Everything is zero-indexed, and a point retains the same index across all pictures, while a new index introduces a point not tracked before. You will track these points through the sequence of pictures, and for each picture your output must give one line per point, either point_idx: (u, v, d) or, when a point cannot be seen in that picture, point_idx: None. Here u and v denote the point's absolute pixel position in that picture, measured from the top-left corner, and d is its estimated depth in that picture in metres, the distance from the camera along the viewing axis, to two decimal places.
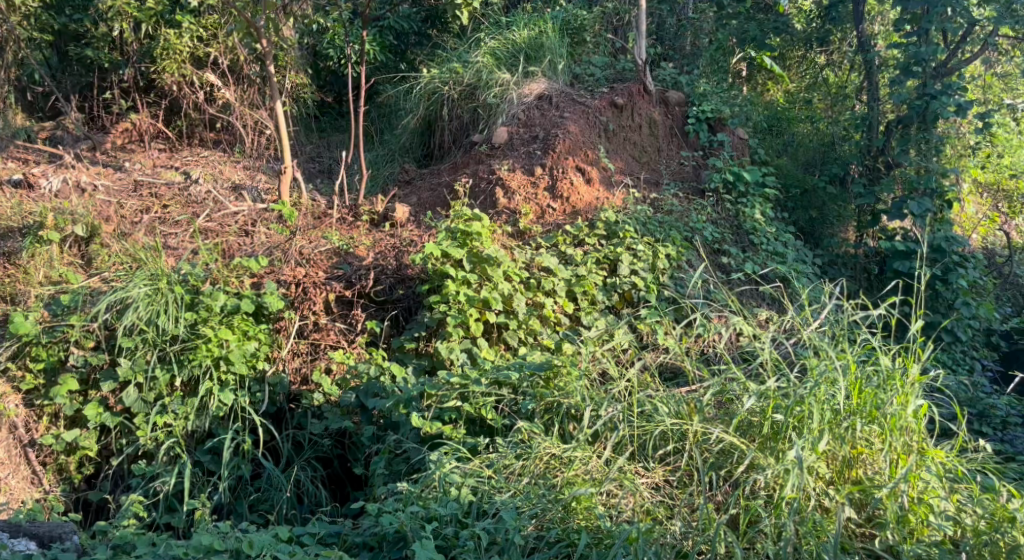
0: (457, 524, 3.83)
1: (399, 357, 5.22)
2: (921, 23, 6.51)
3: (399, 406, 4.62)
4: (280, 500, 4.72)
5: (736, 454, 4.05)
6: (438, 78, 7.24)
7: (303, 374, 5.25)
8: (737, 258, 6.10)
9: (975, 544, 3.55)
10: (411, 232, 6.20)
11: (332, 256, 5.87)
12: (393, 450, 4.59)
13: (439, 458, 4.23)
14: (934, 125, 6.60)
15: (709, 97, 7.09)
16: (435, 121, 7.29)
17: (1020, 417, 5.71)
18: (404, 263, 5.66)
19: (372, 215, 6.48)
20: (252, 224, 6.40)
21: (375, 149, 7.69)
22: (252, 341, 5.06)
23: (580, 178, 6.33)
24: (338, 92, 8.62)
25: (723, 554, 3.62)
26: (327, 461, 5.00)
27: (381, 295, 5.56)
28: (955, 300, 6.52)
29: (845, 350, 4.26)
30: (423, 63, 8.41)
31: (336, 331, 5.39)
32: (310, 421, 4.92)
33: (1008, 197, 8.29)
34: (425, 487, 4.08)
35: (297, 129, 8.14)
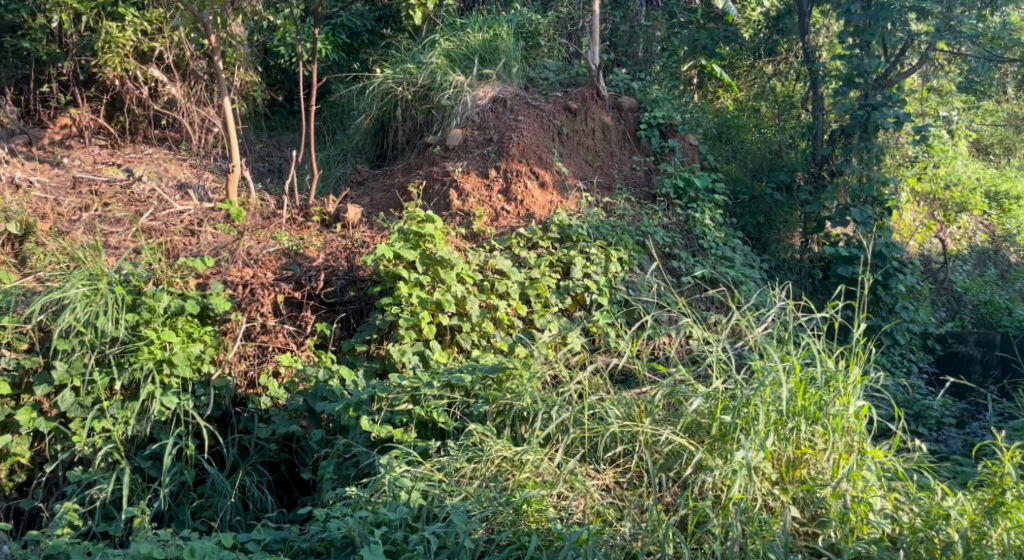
0: (406, 529, 3.81)
1: (349, 360, 5.17)
2: (863, 35, 6.69)
3: (348, 409, 4.57)
4: (225, 506, 4.65)
5: (683, 456, 4.11)
6: (392, 78, 7.20)
7: (250, 377, 5.19)
8: (687, 262, 6.19)
9: (912, 542, 3.63)
10: (363, 232, 6.16)
11: (280, 256, 5.83)
12: (342, 454, 4.55)
13: (389, 461, 4.20)
14: (875, 135, 6.76)
15: (660, 104, 7.19)
16: (388, 122, 7.26)
17: (953, 417, 5.89)
18: (355, 264, 5.63)
19: (323, 216, 6.42)
20: (198, 224, 6.28)
21: (326, 149, 7.66)
22: (196, 344, 4.98)
23: (534, 182, 6.36)
24: (289, 90, 8.62)
25: (672, 556, 3.66)
26: (274, 465, 4.96)
27: (332, 297, 5.51)
28: (895, 304, 6.73)
29: (790, 353, 4.37)
30: (374, 63, 8.30)
31: (285, 334, 5.34)
32: (257, 425, 4.87)
33: (943, 206, 8.61)
34: (374, 492, 4.05)
35: (246, 127, 7.96)
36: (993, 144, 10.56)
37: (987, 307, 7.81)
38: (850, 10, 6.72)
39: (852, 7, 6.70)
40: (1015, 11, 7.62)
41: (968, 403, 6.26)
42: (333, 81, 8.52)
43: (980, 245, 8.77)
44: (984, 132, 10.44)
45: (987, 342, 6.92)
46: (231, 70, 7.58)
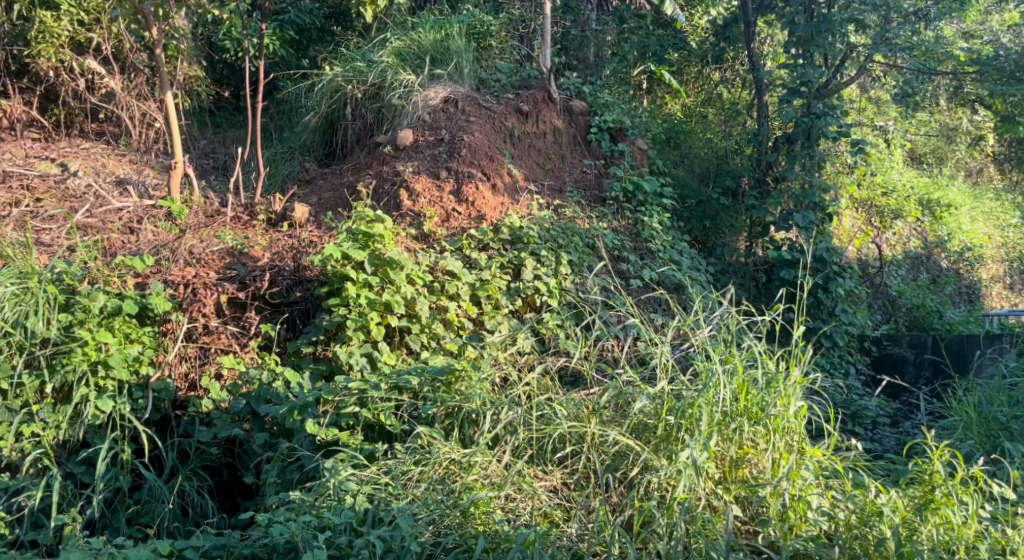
0: (351, 533, 3.80)
1: (295, 362, 5.11)
2: (808, 46, 6.85)
3: (292, 412, 4.51)
4: (163, 512, 4.51)
5: (630, 456, 4.16)
6: (341, 76, 7.13)
7: (191, 379, 5.16)
8: (636, 265, 6.27)
9: (847, 538, 3.71)
10: (311, 232, 6.09)
11: (224, 256, 5.75)
12: (286, 458, 4.50)
13: (334, 465, 4.17)
14: (817, 143, 6.93)
15: (610, 108, 7.26)
16: (337, 121, 7.21)
17: (887, 417, 6.06)
18: (302, 264, 5.58)
19: (269, 215, 6.37)
20: (138, 222, 6.15)
21: (273, 147, 7.57)
22: (134, 345, 4.90)
23: (485, 183, 6.35)
24: (235, 86, 8.51)
25: (618, 556, 3.70)
26: (215, 469, 4.88)
27: (277, 297, 5.47)
28: (835, 307, 6.90)
29: (733, 355, 4.45)
30: (324, 61, 8.24)
31: (228, 335, 5.26)
32: (198, 429, 4.77)
33: (880, 213, 8.75)
34: (318, 496, 4.03)
35: (190, 123, 7.87)
36: (925, 153, 10.95)
37: (919, 311, 8.23)
38: (794, 21, 6.90)
39: (796, 18, 6.88)
40: (949, 25, 7.88)
41: (901, 403, 6.46)
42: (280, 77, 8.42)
43: (913, 250, 9.24)
44: (918, 142, 10.77)
45: (919, 345, 7.15)
46: (174, 63, 7.44)
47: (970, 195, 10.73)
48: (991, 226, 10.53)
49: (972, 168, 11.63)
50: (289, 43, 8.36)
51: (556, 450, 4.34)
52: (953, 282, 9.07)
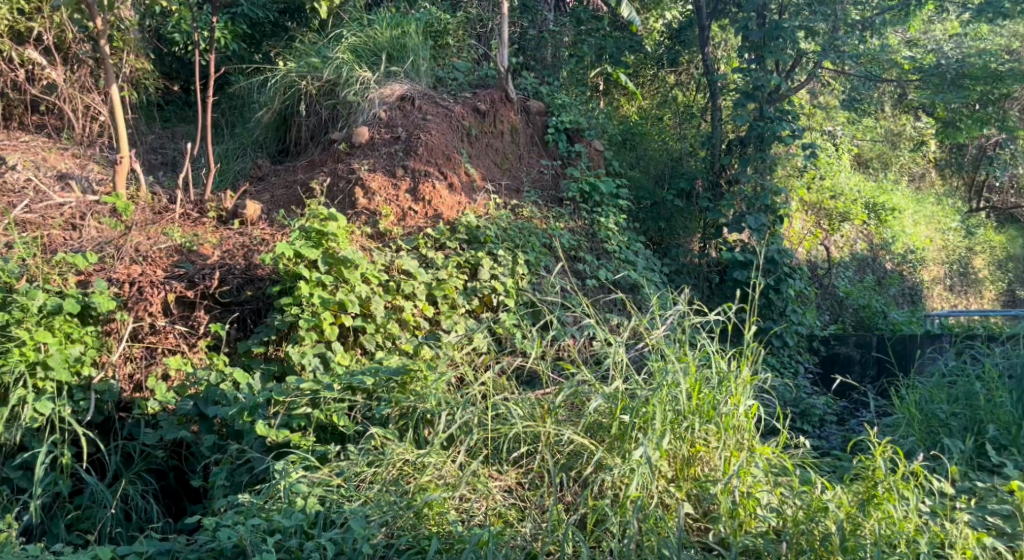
0: (301, 536, 3.78)
1: (245, 362, 5.05)
2: (761, 52, 6.90)
3: (241, 414, 4.44)
4: (104, 517, 4.42)
5: (584, 455, 4.20)
6: (295, 72, 7.06)
7: (137, 380, 5.05)
8: (593, 265, 6.32)
9: (794, 533, 3.78)
10: (263, 230, 6.02)
11: (172, 253, 5.66)
12: (235, 460, 4.45)
13: (285, 467, 4.13)
14: (769, 147, 7.06)
15: (567, 109, 7.32)
16: (291, 117, 7.12)
17: (834, 415, 6.20)
18: (253, 263, 5.52)
19: (220, 212, 6.30)
20: (81, 218, 6.03)
21: (224, 143, 7.46)
22: (75, 345, 4.77)
23: (441, 182, 6.34)
24: (185, 81, 8.38)
25: (571, 555, 3.72)
26: (161, 473, 4.77)
27: (228, 297, 5.39)
28: (785, 307, 7.04)
29: (687, 354, 4.51)
30: (278, 56, 8.16)
31: (176, 335, 5.19)
32: (143, 431, 4.68)
33: (828, 216, 9.01)
34: (268, 499, 3.99)
35: (137, 117, 7.73)
36: (872, 158, 11.16)
37: (865, 312, 8.42)
38: (747, 26, 6.94)
39: (749, 24, 6.93)
40: (893, 34, 8.10)
41: (848, 402, 6.61)
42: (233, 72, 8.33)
43: (859, 252, 9.45)
44: (864, 147, 11.00)
45: (864, 344, 7.23)
46: (119, 55, 7.36)
47: (913, 199, 11.00)
48: (932, 229, 10.82)
49: (915, 173, 11.95)
50: (241, 37, 8.24)
51: (511, 450, 4.35)
52: (896, 284, 9.37)
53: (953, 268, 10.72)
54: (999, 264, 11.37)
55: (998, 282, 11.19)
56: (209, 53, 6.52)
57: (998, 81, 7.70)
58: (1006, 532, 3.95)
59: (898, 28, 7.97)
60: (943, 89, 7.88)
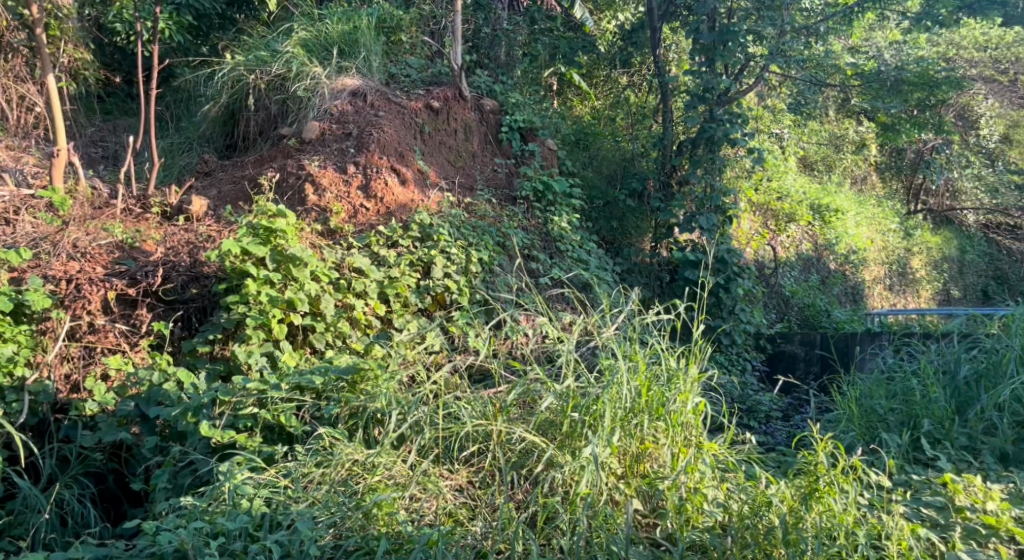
0: (246, 538, 3.75)
1: (190, 362, 4.98)
2: (711, 54, 7.04)
3: (185, 414, 4.37)
4: (37, 523, 4.27)
5: (535, 453, 4.22)
6: (243, 65, 6.96)
7: (74, 380, 4.97)
8: (546, 264, 6.35)
9: (739, 528, 3.84)
10: (209, 227, 5.90)
11: (113, 250, 5.50)
12: (178, 462, 4.38)
13: (230, 468, 4.08)
14: (719, 148, 7.18)
15: (521, 108, 7.35)
16: (239, 111, 7.02)
17: (780, 411, 6.32)
18: (199, 260, 5.44)
19: (164, 208, 6.19)
20: (15, 212, 5.85)
21: (169, 137, 7.38)
22: (7, 345, 4.65)
23: (394, 179, 6.31)
24: (127, 72, 8.20)
25: (521, 553, 3.74)
26: (100, 476, 4.66)
27: (171, 294, 5.31)
28: (734, 306, 7.15)
29: (637, 352, 4.56)
30: (225, 49, 8.07)
31: (116, 333, 5.11)
32: (81, 433, 4.58)
33: (775, 216, 9.29)
34: (212, 501, 3.94)
35: (76, 108, 7.59)
36: (817, 161, 11.41)
37: (809, 311, 8.61)
38: (697, 29, 7.08)
39: (699, 26, 7.06)
40: (836, 41, 8.31)
41: (792, 398, 6.74)
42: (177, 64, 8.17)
43: (805, 252, 9.60)
44: (810, 150, 11.21)
45: (809, 342, 7.41)
46: (56, 44, 7.19)
47: (855, 201, 11.25)
48: (873, 231, 11.09)
49: (858, 176, 12.24)
50: (186, 28, 8.02)
51: (462, 449, 4.35)
52: (839, 283, 9.64)
53: (892, 268, 10.98)
54: (934, 265, 11.75)
55: (934, 282, 11.54)
56: (151, 44, 6.36)
57: (936, 86, 7.99)
58: (941, 523, 4.04)
59: (841, 34, 8.17)
60: (883, 95, 8.12)
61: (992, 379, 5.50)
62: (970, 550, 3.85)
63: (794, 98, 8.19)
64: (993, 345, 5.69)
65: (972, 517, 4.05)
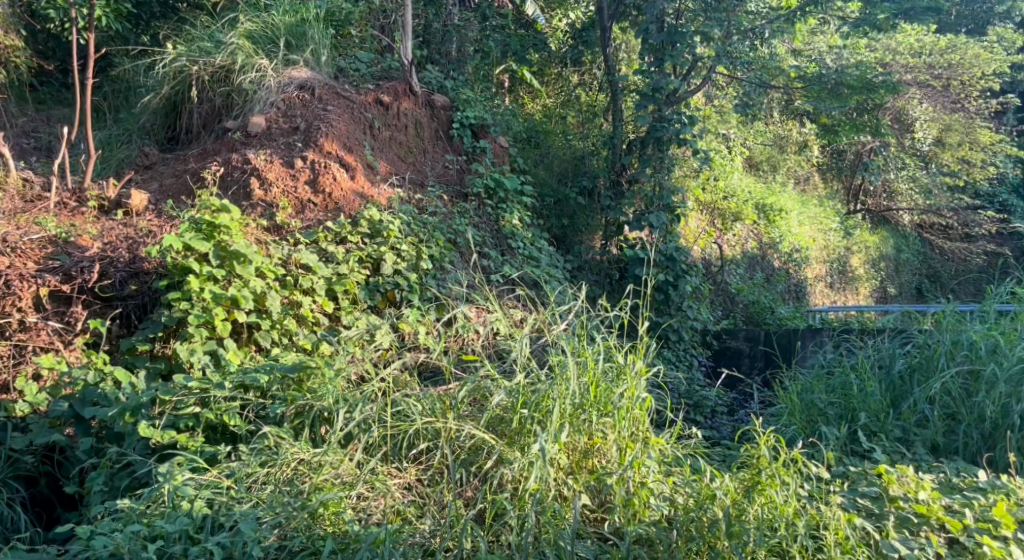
0: (186, 541, 3.69)
1: (128, 360, 4.89)
2: (660, 55, 7.12)
3: (123, 414, 4.28)
4: None
5: (484, 449, 4.22)
6: (186, 56, 6.81)
7: (3, 380, 4.85)
8: (497, 260, 6.36)
9: (684, 521, 3.90)
10: (149, 221, 5.77)
11: (46, 245, 5.33)
12: (114, 463, 4.29)
13: (169, 469, 4.02)
14: (667, 148, 7.27)
15: (471, 105, 7.35)
16: (181, 103, 6.88)
17: (725, 406, 6.42)
18: (138, 255, 5.31)
19: (101, 201, 5.95)
20: None
21: (107, 128, 7.19)
22: None
23: (343, 173, 6.25)
24: (62, 61, 8.01)
25: (469, 549, 3.74)
26: (31, 480, 4.48)
27: (109, 291, 5.20)
28: (682, 303, 7.23)
29: (585, 349, 4.60)
30: (166, 38, 7.90)
31: (49, 331, 5.02)
32: (11, 435, 4.45)
33: (722, 215, 9.47)
34: (150, 503, 3.89)
35: (7, 98, 7.40)
36: (762, 161, 11.52)
37: (754, 307, 8.78)
38: (647, 29, 7.14)
39: (649, 27, 7.12)
40: (779, 44, 8.47)
41: (738, 393, 6.86)
42: (115, 53, 7.95)
43: (750, 251, 9.76)
44: (755, 150, 11.36)
45: (753, 337, 7.54)
46: None
47: (798, 201, 11.48)
48: (816, 229, 11.32)
49: (801, 176, 12.48)
50: (126, 16, 7.84)
51: (410, 447, 4.34)
52: (783, 281, 9.79)
53: (832, 265, 11.21)
54: (872, 263, 12.06)
55: (871, 279, 11.87)
56: (87, 32, 6.18)
57: (872, 90, 8.06)
58: (874, 512, 4.16)
59: (785, 38, 8.33)
60: (824, 97, 8.29)
61: (925, 372, 5.65)
62: (903, 538, 3.95)
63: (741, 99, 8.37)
64: (926, 340, 5.81)
65: (905, 506, 4.14)
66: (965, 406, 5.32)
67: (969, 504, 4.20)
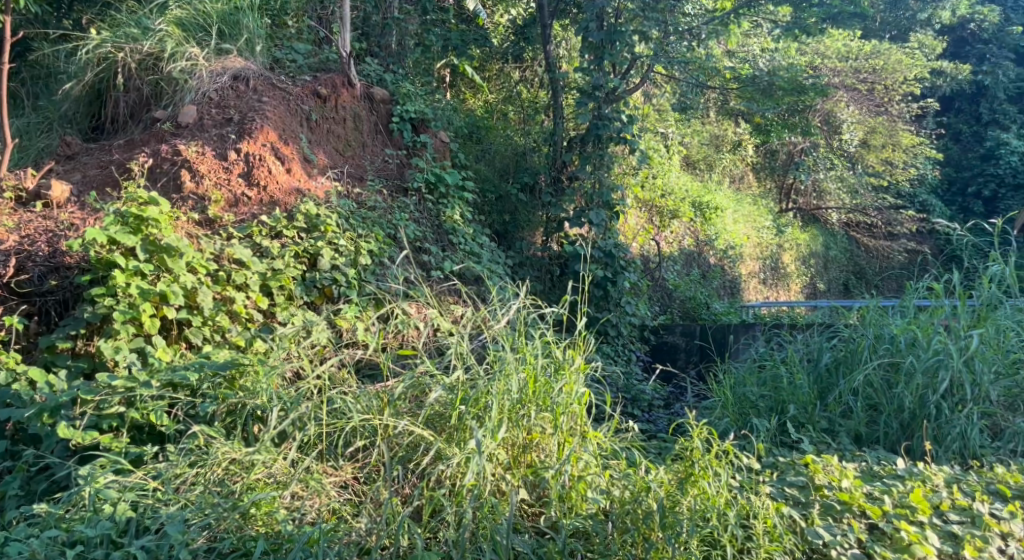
0: (108, 546, 3.60)
1: (47, 359, 4.74)
2: (600, 54, 7.18)
3: (41, 415, 4.15)
4: None
5: (422, 446, 4.20)
6: (110, 42, 6.59)
7: None
8: (438, 256, 6.36)
9: (620, 515, 3.95)
10: (71, 214, 5.58)
11: None
12: (31, 466, 4.22)
13: (90, 472, 3.93)
14: (607, 145, 7.33)
15: (412, 98, 7.30)
16: (106, 91, 6.67)
17: (662, 400, 6.52)
18: (59, 249, 5.19)
19: (18, 192, 5.73)
20: None
21: (26, 116, 6.95)
22: None
23: (278, 167, 6.16)
24: None
25: (406, 546, 3.74)
26: None
27: (28, 286, 5.06)
28: (621, 298, 7.31)
29: (524, 345, 4.62)
30: (90, 23, 7.62)
31: None
32: None
33: (660, 213, 9.59)
34: (69, 508, 3.80)
35: None
36: (699, 160, 11.73)
37: (691, 303, 8.94)
38: (587, 28, 7.19)
39: (589, 25, 7.17)
40: (714, 45, 8.64)
41: (674, 387, 6.99)
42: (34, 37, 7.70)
43: (687, 247, 9.91)
44: (692, 149, 11.52)
45: (689, 333, 7.79)
46: None
47: (733, 200, 11.73)
48: (750, 227, 11.58)
49: (736, 175, 12.78)
50: None
51: (347, 445, 4.31)
52: (718, 277, 9.98)
53: (765, 262, 11.45)
54: (803, 260, 12.37)
55: (802, 276, 12.16)
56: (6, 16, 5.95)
57: (802, 93, 8.30)
58: (801, 501, 4.27)
59: (719, 38, 8.50)
60: (758, 98, 8.47)
61: (849, 365, 5.78)
62: (827, 525, 4.07)
63: (679, 98, 8.51)
64: (851, 334, 5.95)
65: (829, 494, 4.27)
66: (886, 396, 5.49)
67: (888, 492, 4.35)
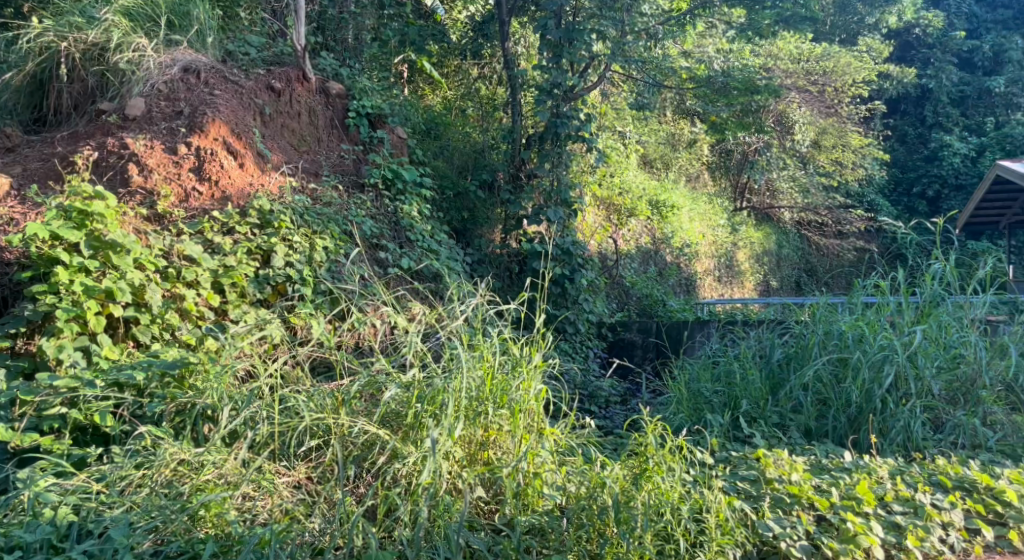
0: (49, 550, 3.53)
1: None
2: (559, 52, 7.20)
3: None
4: None
5: (377, 445, 4.19)
6: (54, 31, 6.45)
7: None
8: (395, 253, 6.34)
9: (575, 511, 3.99)
10: (11, 208, 5.45)
11: None
12: None
13: (30, 475, 3.85)
14: (565, 143, 7.36)
15: (369, 94, 7.26)
16: (48, 81, 6.53)
17: (618, 396, 6.59)
18: None
19: None
20: None
21: None
22: None
23: (230, 161, 6.08)
24: None
25: (359, 546, 3.72)
26: None
27: None
28: (578, 295, 7.35)
29: (481, 343, 4.62)
30: (32, 11, 7.48)
31: None
32: None
33: (617, 210, 9.73)
34: (7, 512, 3.74)
35: None
36: (656, 159, 11.88)
37: (647, 300, 8.90)
38: (545, 25, 7.21)
39: (547, 22, 7.18)
40: (671, 45, 8.72)
41: (630, 383, 7.08)
42: None
43: (644, 245, 10.00)
44: (649, 147, 11.65)
45: (645, 330, 7.87)
46: None
47: (689, 198, 11.86)
48: (705, 226, 11.72)
49: (693, 174, 12.92)
50: None
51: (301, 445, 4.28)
52: (674, 275, 10.09)
53: (719, 260, 11.59)
54: (756, 258, 12.55)
55: (755, 274, 12.34)
56: None
57: (756, 93, 8.42)
58: (752, 495, 4.34)
59: (676, 38, 8.59)
60: (713, 98, 8.58)
61: (800, 361, 5.89)
62: (777, 518, 4.15)
63: (635, 97, 8.58)
64: (802, 331, 6.06)
65: (779, 487, 4.36)
66: (834, 391, 5.58)
67: (835, 484, 4.45)
